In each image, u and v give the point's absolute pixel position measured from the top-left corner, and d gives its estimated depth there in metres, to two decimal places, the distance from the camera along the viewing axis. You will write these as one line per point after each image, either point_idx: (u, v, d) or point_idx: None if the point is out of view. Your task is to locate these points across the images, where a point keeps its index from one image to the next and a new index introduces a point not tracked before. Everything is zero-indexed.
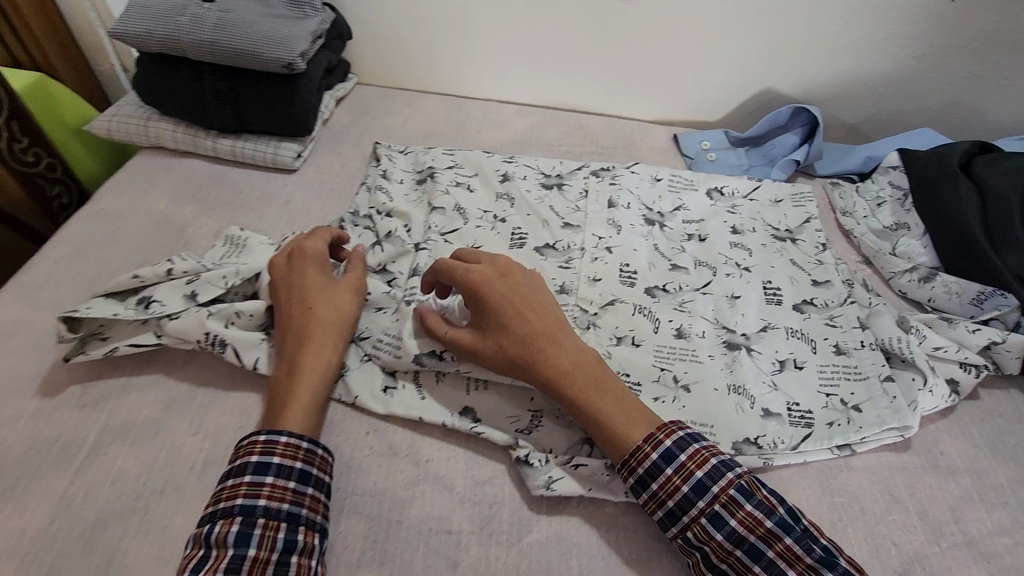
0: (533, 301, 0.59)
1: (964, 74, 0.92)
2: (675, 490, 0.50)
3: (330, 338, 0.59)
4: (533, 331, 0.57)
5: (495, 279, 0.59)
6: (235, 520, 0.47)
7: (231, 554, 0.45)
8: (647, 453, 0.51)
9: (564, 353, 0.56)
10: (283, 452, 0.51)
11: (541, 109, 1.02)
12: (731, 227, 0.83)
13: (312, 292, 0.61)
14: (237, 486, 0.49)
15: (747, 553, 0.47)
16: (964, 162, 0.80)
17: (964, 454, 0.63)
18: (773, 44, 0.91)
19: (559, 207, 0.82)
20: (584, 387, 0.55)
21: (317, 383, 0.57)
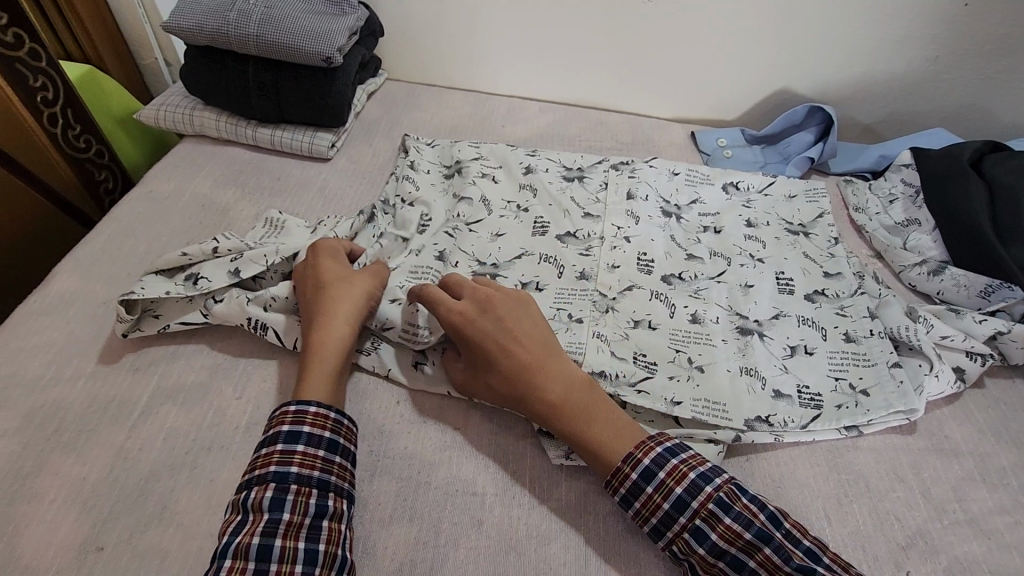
0: (516, 333, 0.60)
1: (979, 75, 0.94)
2: (656, 509, 0.52)
3: (341, 322, 0.63)
4: (517, 364, 0.59)
5: (476, 318, 0.61)
6: (269, 486, 0.50)
7: (266, 518, 0.49)
8: (625, 475, 0.53)
9: (551, 382, 0.58)
10: (312, 421, 0.55)
11: (564, 106, 1.06)
12: (746, 221, 0.86)
13: (325, 281, 0.65)
14: (271, 454, 0.52)
15: (728, 564, 0.49)
16: (975, 160, 0.82)
17: (968, 439, 0.65)
18: (789, 44, 0.94)
19: (580, 198, 0.85)
20: (570, 415, 0.57)
21: (331, 364, 0.60)
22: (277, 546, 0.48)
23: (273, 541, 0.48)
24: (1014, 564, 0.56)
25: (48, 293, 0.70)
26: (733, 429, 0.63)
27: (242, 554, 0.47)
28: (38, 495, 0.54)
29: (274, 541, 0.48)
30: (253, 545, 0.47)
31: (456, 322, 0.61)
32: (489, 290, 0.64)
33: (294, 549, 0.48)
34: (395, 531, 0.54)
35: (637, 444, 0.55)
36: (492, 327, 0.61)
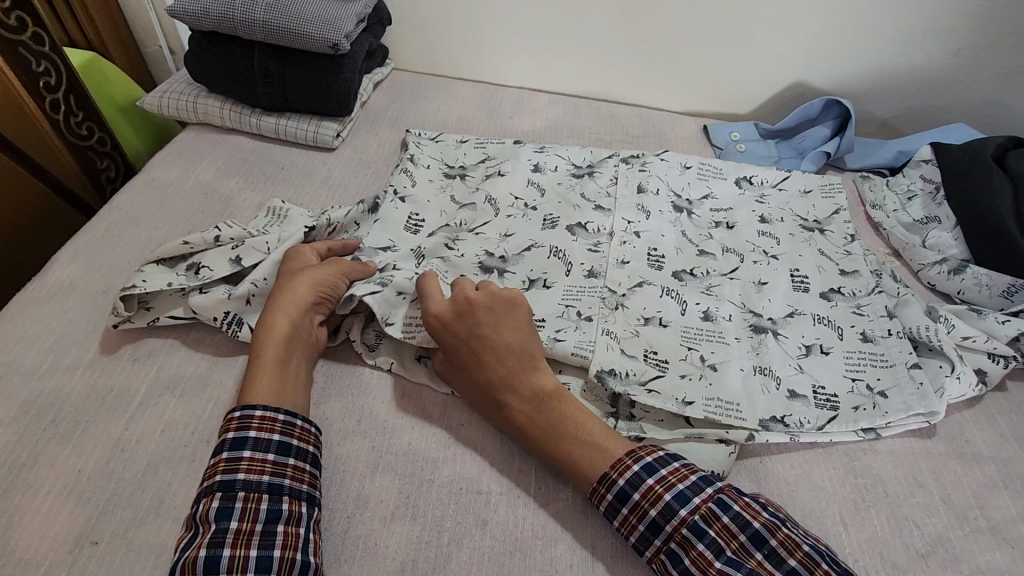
0: (491, 342, 0.59)
1: (1004, 68, 0.91)
2: (632, 529, 0.51)
3: (285, 317, 0.60)
4: (492, 377, 0.58)
5: (453, 324, 0.60)
6: (215, 496, 0.49)
7: (214, 529, 0.47)
8: (601, 495, 0.52)
9: (523, 399, 0.57)
10: (257, 426, 0.53)
11: (573, 98, 1.04)
12: (760, 217, 0.84)
13: (284, 274, 0.64)
14: (216, 464, 0.51)
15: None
16: (999, 155, 0.79)
17: (991, 443, 0.63)
18: (808, 35, 0.92)
19: (590, 192, 0.84)
20: (548, 440, 0.55)
21: (270, 362, 0.57)
22: (226, 557, 0.46)
23: (222, 552, 0.46)
24: None
25: (47, 280, 0.69)
26: (746, 429, 0.61)
27: (188, 568, 0.45)
28: (33, 486, 0.53)
29: (221, 552, 0.46)
30: (199, 558, 0.45)
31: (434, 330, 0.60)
32: (469, 291, 0.61)
33: (245, 559, 0.46)
34: (397, 530, 0.53)
35: (613, 463, 0.53)
36: (468, 332, 0.59)
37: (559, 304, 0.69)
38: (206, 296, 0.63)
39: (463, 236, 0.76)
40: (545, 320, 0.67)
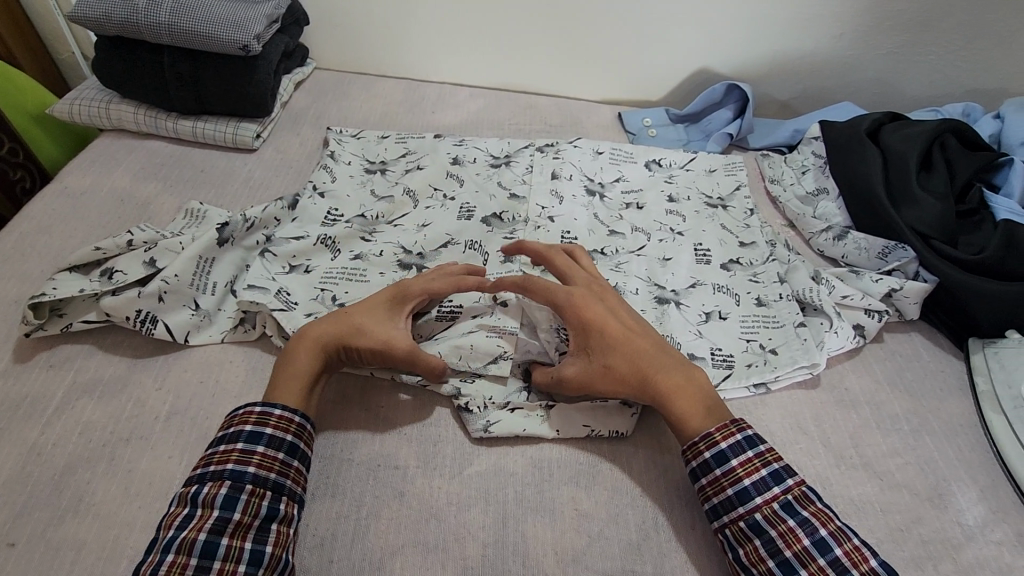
0: (628, 322, 0.63)
1: (882, 51, 0.99)
2: (752, 472, 0.53)
3: (336, 338, 0.60)
4: (634, 344, 0.60)
5: (594, 303, 0.63)
6: (224, 483, 0.50)
7: (216, 515, 0.49)
8: (731, 431, 0.55)
9: (669, 372, 0.59)
10: (276, 424, 0.54)
11: (493, 92, 1.07)
12: (668, 196, 0.89)
13: (367, 305, 0.63)
14: (229, 452, 0.52)
15: (814, 543, 0.50)
16: (874, 129, 0.86)
17: (866, 389, 0.70)
18: (705, 24, 0.97)
19: (506, 181, 0.88)
20: (683, 404, 0.58)
21: (299, 369, 0.58)
22: (223, 545, 0.48)
23: (220, 539, 0.48)
24: (905, 503, 0.60)
25: None
26: None
27: (185, 549, 0.47)
28: None
29: (219, 540, 0.48)
30: (198, 541, 0.47)
31: (573, 305, 0.63)
32: (599, 286, 0.66)
33: (240, 549, 0.48)
34: (318, 508, 0.55)
35: (718, 426, 0.56)
36: (613, 310, 0.63)
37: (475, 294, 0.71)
38: (116, 297, 0.64)
39: (381, 228, 0.80)
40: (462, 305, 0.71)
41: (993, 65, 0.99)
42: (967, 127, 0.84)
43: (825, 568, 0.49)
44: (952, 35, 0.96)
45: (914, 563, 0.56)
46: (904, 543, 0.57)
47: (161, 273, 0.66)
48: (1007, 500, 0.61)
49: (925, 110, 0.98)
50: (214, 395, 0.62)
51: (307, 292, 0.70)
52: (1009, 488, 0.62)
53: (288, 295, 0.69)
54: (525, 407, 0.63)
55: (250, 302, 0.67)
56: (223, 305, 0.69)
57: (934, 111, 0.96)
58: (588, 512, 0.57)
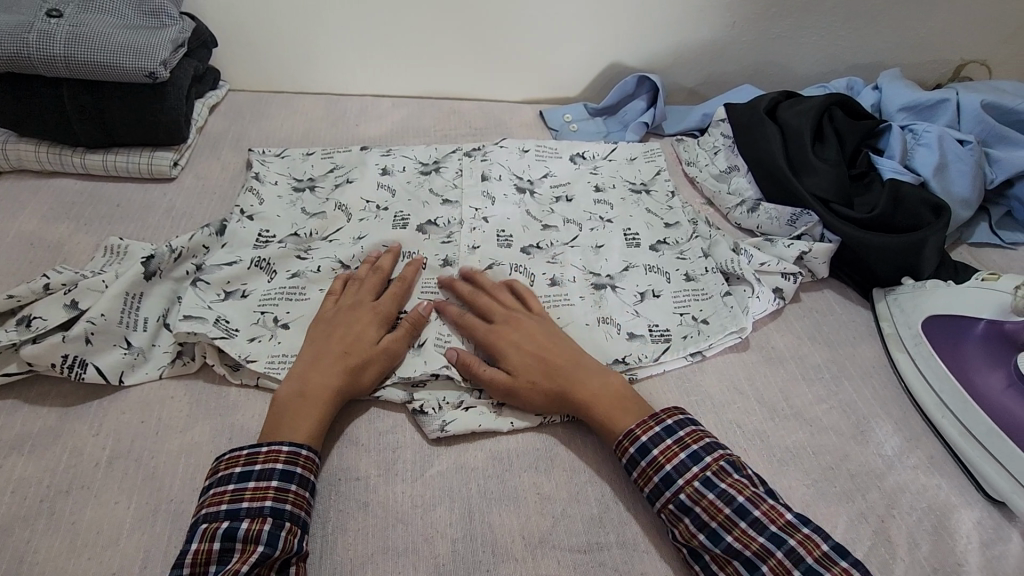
0: (549, 342, 0.66)
1: (771, 36, 1.08)
2: (671, 457, 0.57)
3: (344, 371, 0.62)
4: (549, 365, 0.64)
5: (517, 328, 0.67)
6: (266, 520, 0.51)
7: (259, 551, 0.50)
8: (649, 425, 0.59)
9: (588, 384, 0.63)
10: (304, 464, 0.56)
11: (415, 100, 1.08)
12: (595, 186, 0.93)
13: (338, 330, 0.65)
14: (264, 489, 0.53)
15: (735, 510, 0.54)
16: (771, 108, 0.93)
17: (791, 345, 0.75)
18: (611, 20, 1.02)
19: (438, 187, 0.89)
20: (607, 410, 0.61)
21: (317, 414, 0.59)
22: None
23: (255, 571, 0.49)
24: (833, 443, 0.66)
25: None
26: None
27: None
28: None
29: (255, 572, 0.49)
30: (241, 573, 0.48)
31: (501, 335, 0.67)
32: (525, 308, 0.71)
33: None
34: None
35: (638, 423, 0.60)
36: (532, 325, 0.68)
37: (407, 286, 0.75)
38: (38, 344, 0.61)
39: (316, 245, 0.79)
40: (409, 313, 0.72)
41: (867, 41, 1.10)
42: (851, 99, 0.92)
43: (747, 530, 0.53)
44: (829, 16, 1.06)
45: (845, 495, 0.61)
46: (835, 480, 0.63)
47: (86, 314, 0.64)
48: (918, 428, 0.68)
49: (816, 86, 1.07)
50: (157, 433, 0.60)
51: (248, 317, 0.69)
52: (919, 417, 0.69)
53: (228, 322, 0.68)
54: (478, 405, 0.65)
55: (187, 333, 0.65)
56: (157, 340, 0.66)
57: (822, 87, 1.05)
58: (550, 495, 0.59)
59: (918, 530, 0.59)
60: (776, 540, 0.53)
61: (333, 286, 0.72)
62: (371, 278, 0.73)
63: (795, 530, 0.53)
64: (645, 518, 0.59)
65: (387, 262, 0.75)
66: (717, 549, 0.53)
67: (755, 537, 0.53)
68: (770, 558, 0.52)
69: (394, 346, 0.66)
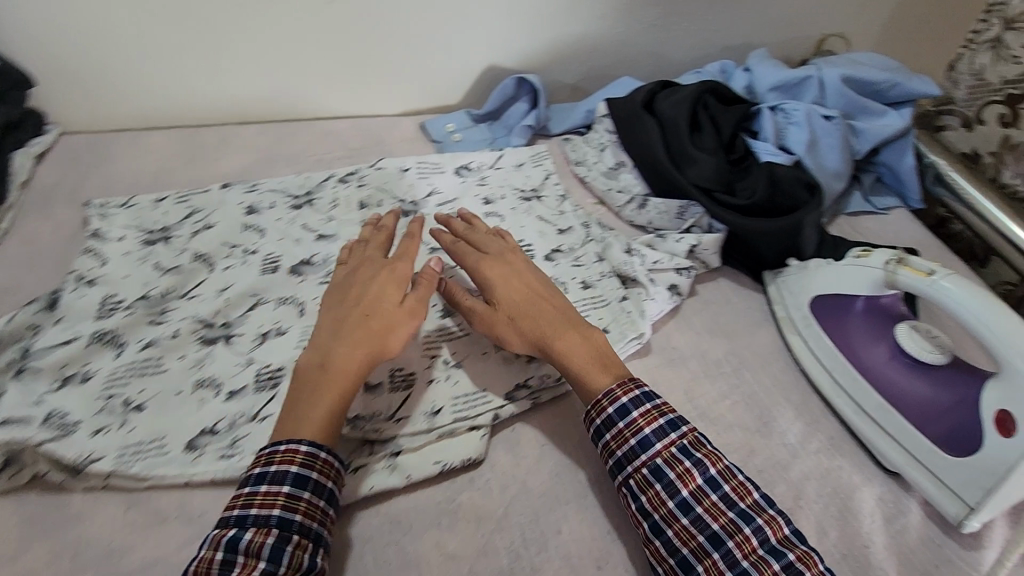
0: (538, 285, 0.66)
1: (642, 26, 1.07)
2: (651, 422, 0.57)
3: (360, 342, 0.58)
4: (534, 305, 0.64)
5: (510, 266, 0.68)
6: (270, 532, 0.48)
7: (261, 567, 0.47)
8: (630, 388, 0.59)
9: (568, 334, 0.63)
10: (322, 469, 0.53)
11: (283, 124, 1.00)
12: (483, 199, 0.89)
13: (354, 294, 0.61)
14: (274, 496, 0.50)
15: (706, 482, 0.54)
16: (649, 100, 0.92)
17: (691, 343, 0.75)
18: (478, 24, 0.98)
19: (312, 221, 0.81)
20: (585, 361, 0.61)
21: (342, 387, 0.56)
22: None
23: None
24: (741, 440, 0.65)
25: None
26: (491, 410, 0.63)
27: None
28: None
29: None
30: None
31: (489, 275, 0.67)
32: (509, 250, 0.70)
33: None
34: None
35: (619, 383, 0.59)
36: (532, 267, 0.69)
37: (281, 335, 0.68)
38: None
39: (174, 304, 0.70)
40: (283, 370, 0.65)
41: (734, 25, 1.12)
42: (722, 83, 0.93)
43: (716, 503, 0.53)
44: (693, 6, 1.07)
45: None
46: None
47: None
48: (816, 410, 0.69)
49: (691, 72, 1.08)
50: None
51: (90, 407, 0.60)
52: (817, 399, 0.70)
53: (65, 417, 0.58)
54: (369, 466, 0.59)
55: (8, 441, 0.54)
56: None
57: (697, 73, 1.05)
58: (455, 552, 0.55)
59: (823, 517, 0.59)
60: (743, 517, 0.52)
61: (347, 249, 0.68)
62: (377, 232, 0.70)
63: (760, 510, 0.53)
64: (558, 558, 0.55)
65: (389, 221, 0.72)
66: (684, 520, 0.53)
67: (723, 511, 0.53)
68: (737, 534, 0.52)
69: (415, 305, 0.62)
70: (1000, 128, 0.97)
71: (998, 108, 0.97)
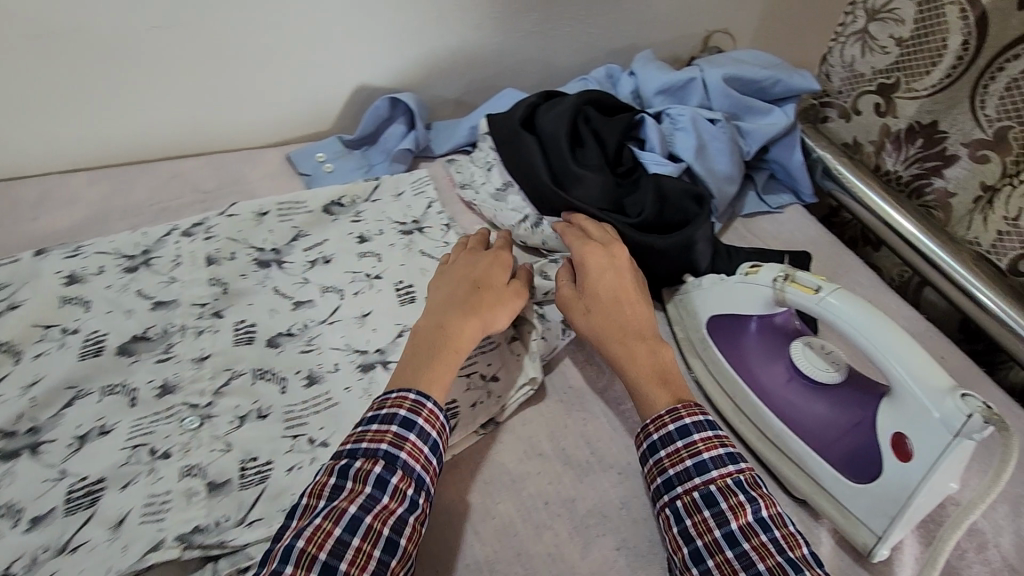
0: (631, 290, 0.67)
1: (520, 33, 1.01)
2: (711, 447, 0.56)
3: (468, 312, 0.62)
4: (618, 308, 0.66)
5: (613, 261, 0.69)
6: (378, 461, 0.52)
7: (367, 493, 0.51)
8: (694, 411, 0.58)
9: (642, 349, 0.63)
10: (427, 419, 0.55)
11: (121, 169, 0.86)
12: (357, 237, 0.80)
13: (477, 270, 0.67)
14: (384, 432, 0.54)
15: (758, 521, 0.52)
16: (528, 117, 0.86)
17: (589, 379, 0.69)
18: (338, 44, 0.89)
19: (150, 285, 0.69)
20: (647, 376, 0.61)
21: (454, 353, 0.60)
22: (364, 524, 0.49)
23: (364, 517, 0.50)
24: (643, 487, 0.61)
25: None
26: None
27: (331, 518, 0.49)
28: None
29: (363, 517, 0.50)
30: (346, 512, 0.49)
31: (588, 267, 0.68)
32: (616, 249, 0.70)
33: (378, 534, 0.50)
34: None
35: (684, 405, 0.59)
36: (629, 262, 0.70)
37: (103, 436, 0.57)
38: None
39: None
40: (105, 481, 0.55)
41: (616, 27, 1.07)
42: (603, 93, 0.87)
43: (767, 542, 0.50)
44: (570, 13, 1.02)
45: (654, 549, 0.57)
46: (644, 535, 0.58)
47: None
48: None
49: (577, 80, 1.02)
50: None
51: None
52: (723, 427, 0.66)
53: None
54: None
55: None
56: None
57: (582, 80, 1.00)
58: None
59: None
60: (793, 566, 0.48)
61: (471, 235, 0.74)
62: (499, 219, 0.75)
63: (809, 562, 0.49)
64: None
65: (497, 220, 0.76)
66: (729, 552, 0.51)
67: (773, 553, 0.50)
68: None
69: (518, 286, 0.67)
70: (877, 118, 0.97)
71: (872, 98, 0.98)
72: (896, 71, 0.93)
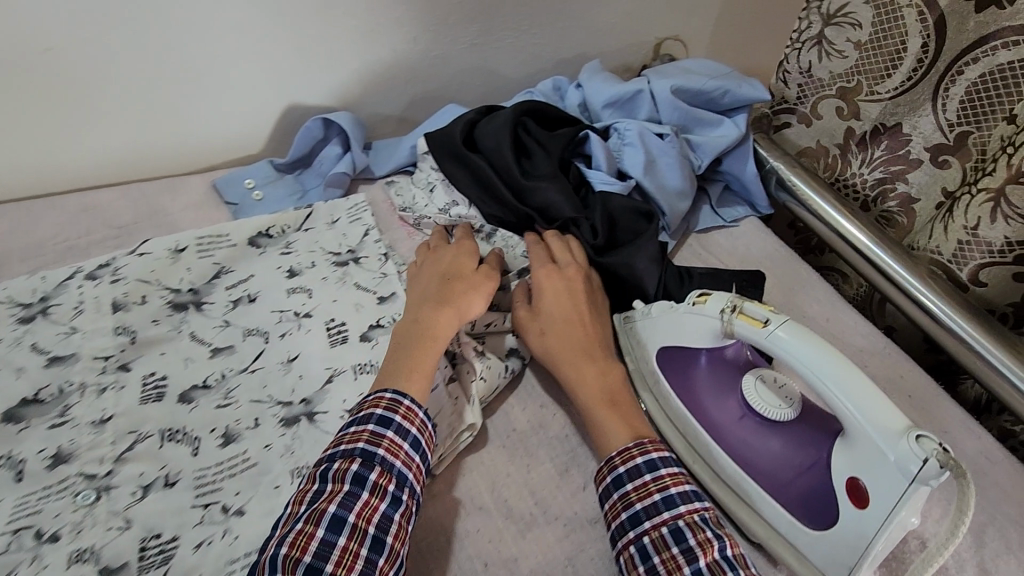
0: (587, 314, 0.66)
1: (461, 45, 0.96)
2: (678, 482, 0.54)
3: (441, 305, 0.63)
4: (572, 331, 0.64)
5: (570, 281, 0.67)
6: (355, 460, 0.51)
7: (346, 491, 0.50)
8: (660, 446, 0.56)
9: (596, 375, 0.61)
10: (405, 412, 0.55)
11: (24, 203, 0.79)
12: (285, 270, 0.74)
13: (447, 267, 0.68)
14: (360, 433, 0.53)
15: (725, 558, 0.49)
16: (468, 135, 0.80)
17: (534, 419, 0.65)
18: (263, 63, 0.83)
19: (46, 338, 0.63)
20: (598, 404, 0.59)
21: (432, 346, 0.60)
22: (348, 523, 0.49)
23: (348, 515, 0.49)
24: (589, 540, 0.57)
25: None
26: None
27: (312, 519, 0.48)
28: None
29: (346, 517, 0.49)
30: (326, 512, 0.49)
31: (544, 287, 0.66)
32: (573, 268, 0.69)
33: (363, 533, 0.49)
34: None
35: (638, 441, 0.56)
36: (587, 284, 0.68)
37: None
38: None
39: None
40: None
41: (562, 36, 1.04)
42: (544, 107, 0.82)
43: None
44: (513, 24, 0.98)
45: None
46: None
47: None
48: None
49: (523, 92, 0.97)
50: None
51: None
52: None
53: None
54: None
55: None
56: None
57: (528, 92, 0.95)
58: None
59: None
60: None
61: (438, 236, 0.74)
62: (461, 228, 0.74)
63: None
64: None
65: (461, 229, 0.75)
66: None
67: None
68: None
69: (489, 277, 0.67)
70: (840, 121, 0.95)
71: (833, 101, 0.95)
72: (857, 74, 0.90)
